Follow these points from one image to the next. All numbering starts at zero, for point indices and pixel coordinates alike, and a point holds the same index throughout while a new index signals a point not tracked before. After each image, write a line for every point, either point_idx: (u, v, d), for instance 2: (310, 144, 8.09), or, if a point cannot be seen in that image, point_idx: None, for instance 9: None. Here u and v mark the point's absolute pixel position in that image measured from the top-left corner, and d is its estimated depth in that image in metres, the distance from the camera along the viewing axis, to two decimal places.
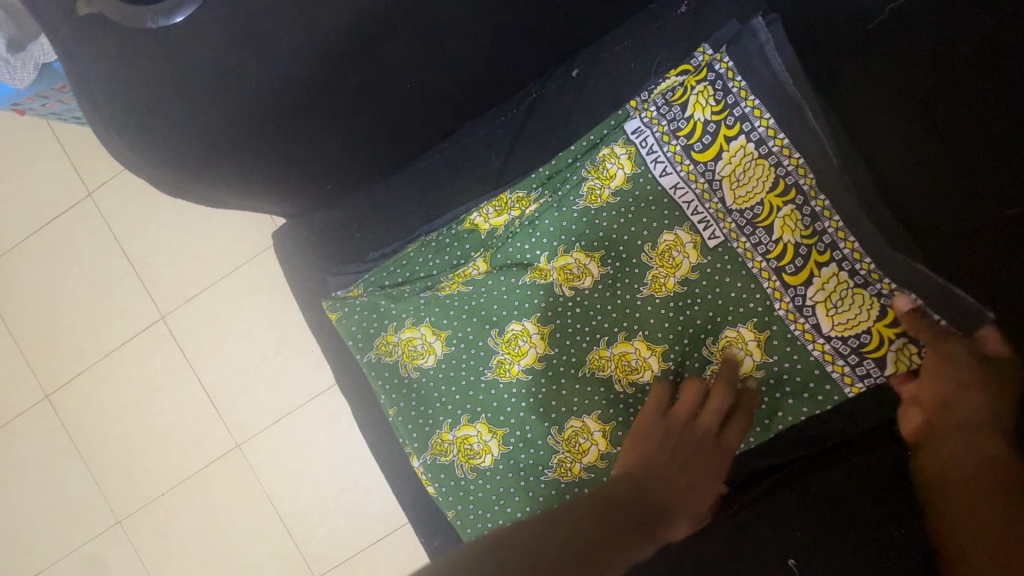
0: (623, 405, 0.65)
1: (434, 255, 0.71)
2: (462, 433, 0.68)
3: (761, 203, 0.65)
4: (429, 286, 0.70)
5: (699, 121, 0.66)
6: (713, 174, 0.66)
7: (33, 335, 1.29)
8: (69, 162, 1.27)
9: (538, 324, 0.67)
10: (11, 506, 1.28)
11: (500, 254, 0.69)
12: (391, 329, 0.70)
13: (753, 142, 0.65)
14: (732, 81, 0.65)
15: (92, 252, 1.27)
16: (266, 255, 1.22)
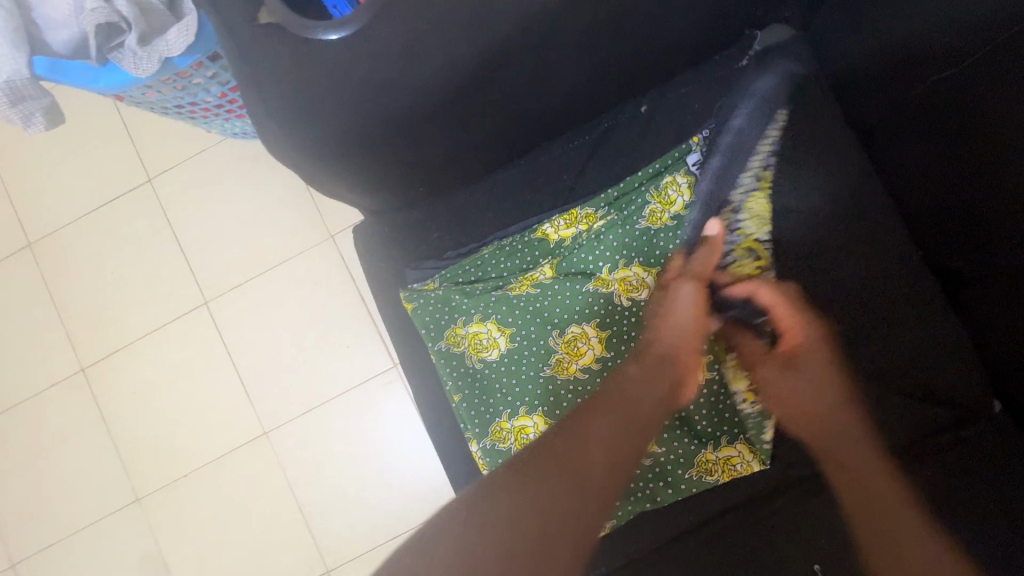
0: None
1: (506, 258, 0.78)
2: (519, 424, 0.73)
3: (766, 246, 0.76)
4: (500, 285, 0.77)
5: (746, 167, 0.74)
6: (739, 215, 0.74)
7: (76, 309, 1.33)
8: (134, 148, 1.34)
9: (597, 328, 0.73)
10: (33, 475, 1.30)
11: (566, 262, 0.76)
12: (460, 323, 0.77)
13: (780, 194, 0.76)
14: (782, 135, 0.75)
15: (144, 234, 1.33)
16: (316, 251, 1.29)
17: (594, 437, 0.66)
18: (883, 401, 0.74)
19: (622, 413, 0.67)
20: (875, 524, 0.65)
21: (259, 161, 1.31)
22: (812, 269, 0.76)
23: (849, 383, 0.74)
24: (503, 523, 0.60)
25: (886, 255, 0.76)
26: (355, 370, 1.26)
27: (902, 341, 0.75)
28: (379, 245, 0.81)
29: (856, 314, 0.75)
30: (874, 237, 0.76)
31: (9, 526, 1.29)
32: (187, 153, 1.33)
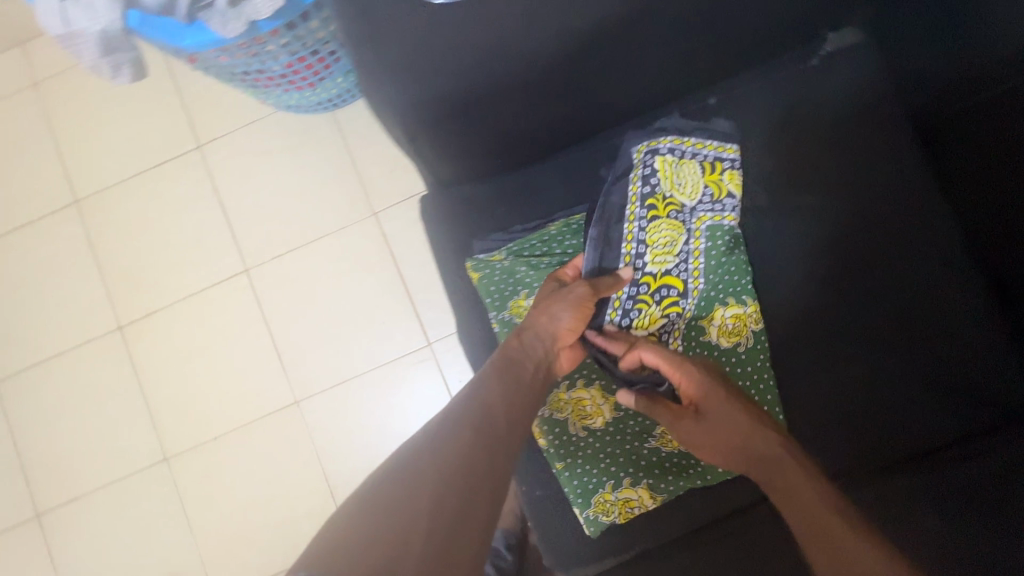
0: None
1: (571, 235, 0.81)
2: (577, 395, 0.78)
3: (678, 278, 0.79)
4: (564, 261, 0.80)
5: (634, 209, 0.77)
6: (641, 258, 0.78)
7: (118, 268, 1.35)
8: (186, 114, 1.36)
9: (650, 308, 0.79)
10: (64, 428, 1.32)
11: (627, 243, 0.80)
12: (524, 295, 0.79)
13: (684, 221, 0.79)
14: (669, 163, 0.77)
15: (189, 199, 1.35)
16: (357, 227, 1.31)
17: (492, 396, 0.66)
18: (923, 399, 0.80)
19: (515, 376, 0.69)
20: (814, 540, 0.60)
21: (308, 135, 1.34)
22: (856, 268, 0.82)
23: (879, 377, 0.81)
24: (423, 473, 0.54)
25: (942, 263, 0.80)
26: (389, 346, 1.28)
27: (949, 345, 0.80)
28: (445, 216, 0.82)
29: (894, 314, 0.81)
30: (932, 244, 0.80)
31: (36, 478, 1.31)
32: (237, 123, 1.35)
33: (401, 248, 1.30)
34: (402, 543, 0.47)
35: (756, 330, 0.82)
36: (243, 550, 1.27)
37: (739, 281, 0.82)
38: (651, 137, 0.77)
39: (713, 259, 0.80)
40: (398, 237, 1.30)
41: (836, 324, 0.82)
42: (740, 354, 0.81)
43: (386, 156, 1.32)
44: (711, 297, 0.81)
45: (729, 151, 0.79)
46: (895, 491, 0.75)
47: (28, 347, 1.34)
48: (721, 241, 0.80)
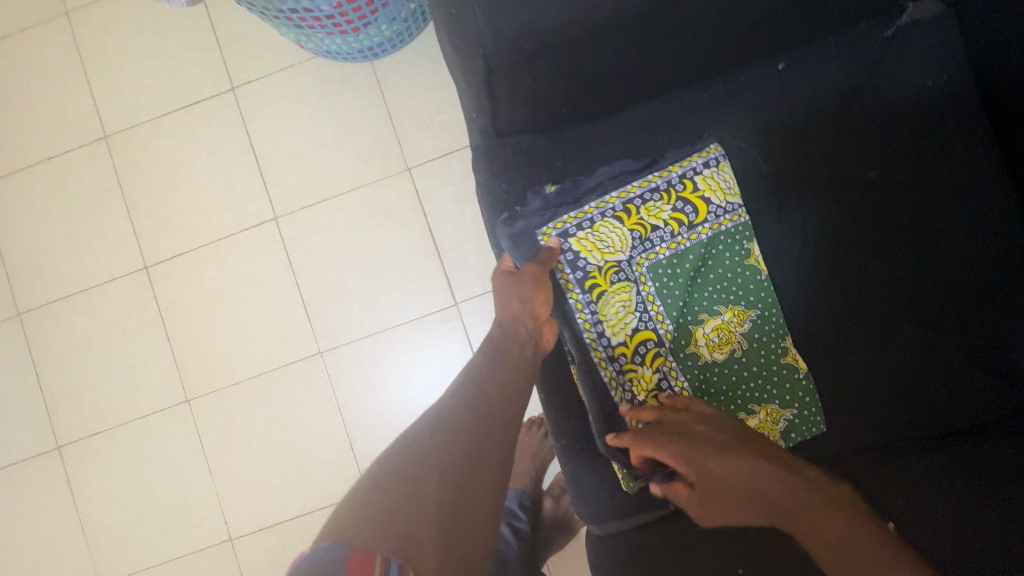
0: (754, 367, 0.79)
1: (607, 204, 0.79)
2: (626, 371, 0.79)
3: (648, 329, 0.79)
4: (599, 237, 0.79)
5: (576, 296, 0.79)
6: (606, 336, 0.79)
7: (146, 207, 1.34)
8: (222, 55, 1.34)
9: (676, 290, 0.80)
10: (87, 362, 1.32)
11: (659, 213, 0.79)
12: (566, 272, 0.79)
13: (629, 277, 0.79)
14: (585, 238, 0.79)
15: (221, 143, 1.33)
16: (390, 182, 1.30)
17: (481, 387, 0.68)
18: (962, 375, 0.77)
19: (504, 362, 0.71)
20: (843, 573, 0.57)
21: (344, 85, 1.31)
22: (920, 242, 0.79)
23: (930, 353, 0.78)
24: (427, 463, 0.56)
25: (983, 234, 0.78)
26: (415, 304, 1.28)
27: (986, 316, 0.77)
28: (502, 164, 0.80)
29: (951, 290, 0.78)
30: (972, 215, 0.78)
31: (59, 409, 1.32)
32: (273, 68, 1.33)
33: (434, 205, 1.29)
34: (416, 511, 0.50)
35: (746, 329, 0.79)
36: (259, 495, 1.28)
37: (708, 290, 0.80)
38: (555, 216, 0.79)
39: (667, 293, 0.80)
40: (431, 195, 1.29)
41: (870, 304, 0.79)
42: (741, 360, 0.79)
43: (423, 111, 1.30)
44: (686, 322, 0.80)
45: (635, 189, 0.80)
46: (921, 461, 0.73)
47: (54, 280, 1.34)
48: (666, 276, 0.79)
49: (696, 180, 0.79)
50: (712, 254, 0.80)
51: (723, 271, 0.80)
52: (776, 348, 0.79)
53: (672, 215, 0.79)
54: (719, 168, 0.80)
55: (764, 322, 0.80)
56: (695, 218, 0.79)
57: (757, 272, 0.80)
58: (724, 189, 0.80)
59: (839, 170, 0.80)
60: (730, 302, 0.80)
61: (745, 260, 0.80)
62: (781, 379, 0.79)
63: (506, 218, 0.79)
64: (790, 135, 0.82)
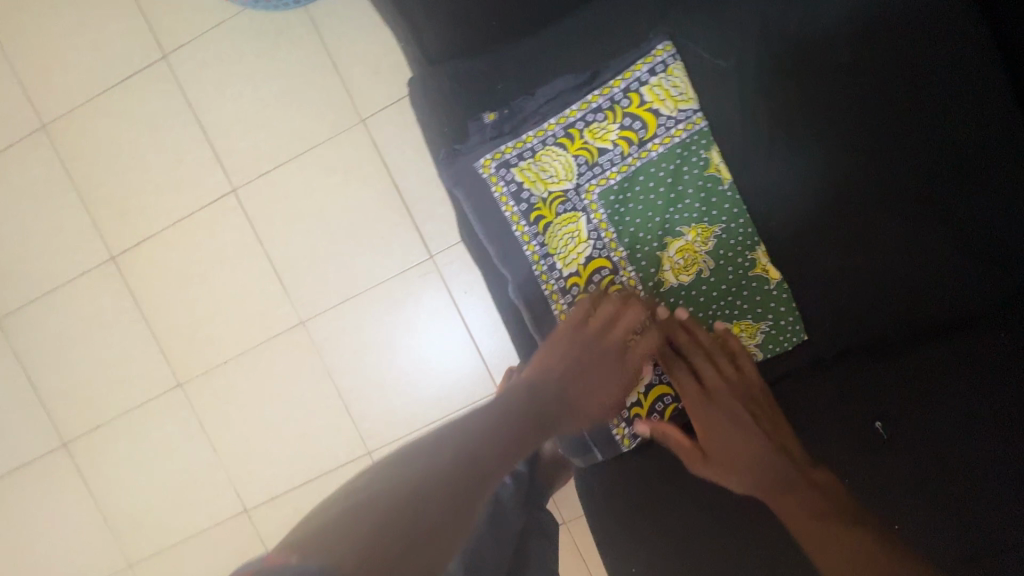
0: (721, 285, 0.77)
1: (549, 129, 0.74)
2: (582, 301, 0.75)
3: (602, 257, 0.76)
4: (543, 164, 0.74)
5: (522, 229, 0.74)
6: (556, 268, 0.75)
7: (100, 195, 1.29)
8: (146, 21, 1.25)
9: (632, 215, 0.75)
10: (73, 359, 1.32)
11: (607, 135, 0.74)
12: (509, 204, 0.73)
13: (577, 207, 0.74)
14: (528, 168, 0.74)
15: (164, 117, 1.26)
16: (344, 137, 1.23)
17: (509, 433, 0.66)
18: (959, 265, 0.70)
19: (537, 422, 0.70)
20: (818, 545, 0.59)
21: (282, 37, 1.23)
22: (906, 127, 0.70)
23: (926, 249, 0.71)
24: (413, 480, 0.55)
25: (980, 107, 0.69)
26: (390, 262, 1.24)
27: (987, 199, 0.69)
28: (436, 96, 0.73)
29: (944, 176, 0.70)
30: (965, 86, 0.69)
31: (56, 407, 1.33)
32: (204, 27, 1.24)
33: (394, 156, 1.23)
34: (412, 497, 0.53)
35: (710, 248, 0.76)
36: (265, 467, 1.30)
37: (671, 211, 0.75)
38: (494, 146, 0.73)
39: (621, 220, 0.75)
40: (390, 146, 1.23)
41: (856, 201, 0.71)
42: (708, 280, 0.77)
43: (369, 55, 1.21)
44: (646, 248, 0.76)
45: (576, 111, 0.74)
46: (918, 361, 0.72)
47: (23, 282, 1.31)
48: (619, 202, 0.75)
49: (642, 92, 0.74)
50: (669, 171, 0.75)
51: (682, 188, 0.75)
52: (742, 261, 0.76)
53: (621, 134, 0.74)
54: (668, 73, 0.74)
55: (730, 235, 0.76)
56: (645, 134, 0.74)
57: (720, 183, 0.75)
58: (674, 97, 0.75)
59: (816, 48, 0.71)
60: (692, 221, 0.75)
61: (706, 171, 0.75)
62: (751, 292, 0.77)
63: (446, 155, 0.73)
64: (755, 12, 0.72)
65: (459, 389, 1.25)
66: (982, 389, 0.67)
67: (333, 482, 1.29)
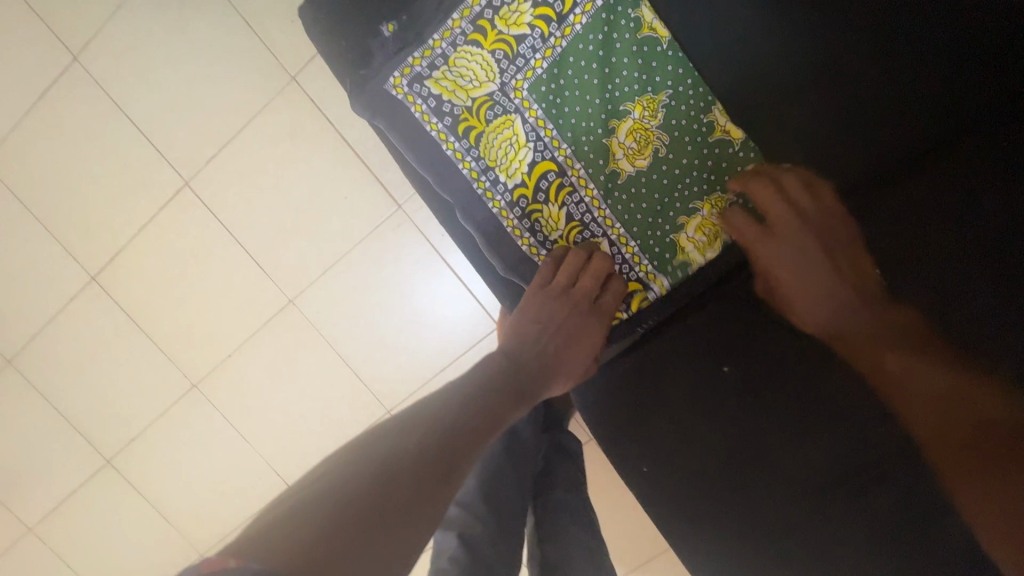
0: (682, 160, 0.71)
1: (457, 27, 0.66)
2: (534, 212, 0.71)
3: (547, 159, 0.69)
4: (458, 69, 0.67)
5: (453, 146, 0.68)
6: (499, 182, 0.70)
7: (61, 219, 1.26)
8: (45, 23, 1.16)
9: (568, 104, 0.68)
10: (90, 382, 1.35)
11: (521, 19, 0.66)
12: (433, 121, 0.68)
13: (507, 108, 0.68)
14: (444, 78, 0.67)
15: (95, 122, 1.20)
16: (280, 100, 1.16)
17: (484, 403, 0.68)
18: (951, 78, 0.62)
19: (515, 389, 0.72)
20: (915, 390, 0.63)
21: (185, 6, 1.13)
22: None
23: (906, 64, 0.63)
24: (384, 455, 0.57)
25: None
26: (360, 221, 1.20)
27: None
28: (329, 15, 0.66)
29: None
30: None
31: (89, 430, 1.38)
32: (104, 15, 1.15)
33: (335, 109, 1.15)
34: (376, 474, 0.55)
35: (660, 121, 0.69)
36: (296, 443, 1.34)
37: (610, 89, 0.68)
38: (401, 60, 0.66)
39: (557, 112, 0.69)
40: (328, 100, 1.15)
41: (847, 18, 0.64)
42: (666, 158, 0.71)
43: (280, 3, 1.12)
44: (592, 138, 0.69)
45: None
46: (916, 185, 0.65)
47: (18, 320, 1.32)
48: (551, 93, 0.68)
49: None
50: (600, 44, 0.67)
51: (618, 60, 0.68)
52: (699, 128, 0.70)
53: (537, 14, 0.66)
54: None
55: (680, 101, 0.69)
56: (563, 8, 0.66)
57: (658, 43, 0.68)
58: None
59: None
60: (634, 96, 0.69)
61: (640, 34, 0.67)
62: (715, 161, 0.71)
63: (352, 82, 0.67)
64: None
65: (459, 334, 1.24)
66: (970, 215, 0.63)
67: None
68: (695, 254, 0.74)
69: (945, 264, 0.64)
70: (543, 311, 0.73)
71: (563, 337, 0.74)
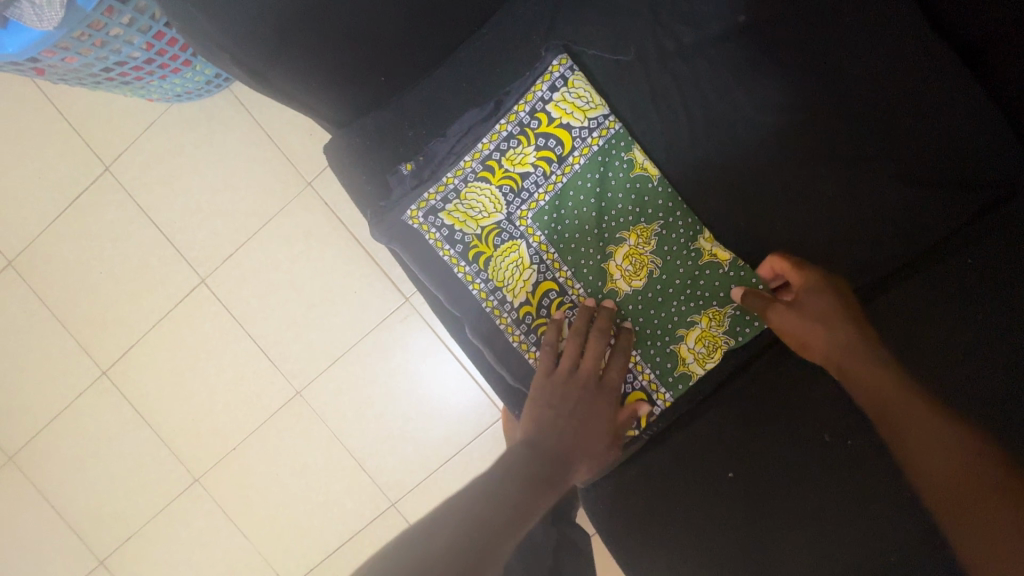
0: (677, 279, 0.75)
1: (467, 168, 0.74)
2: (539, 329, 0.74)
3: (549, 279, 0.75)
4: (468, 202, 0.74)
5: (463, 270, 0.74)
6: (506, 301, 0.75)
7: (78, 316, 1.30)
8: (82, 139, 1.26)
9: (569, 231, 0.75)
10: (90, 478, 1.33)
11: (526, 161, 0.74)
12: (446, 248, 0.74)
13: (514, 235, 0.74)
14: (456, 209, 0.74)
15: (119, 227, 1.28)
16: (296, 204, 1.24)
17: (517, 494, 0.56)
18: (917, 201, 0.72)
19: (543, 477, 0.60)
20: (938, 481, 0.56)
21: (212, 122, 1.24)
22: (807, 91, 0.72)
23: (872, 189, 0.73)
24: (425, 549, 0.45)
25: (912, 47, 0.71)
26: (368, 314, 1.25)
27: (932, 136, 0.71)
28: (352, 156, 0.74)
29: (885, 113, 0.72)
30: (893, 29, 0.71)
31: (85, 529, 1.34)
32: (136, 133, 1.25)
33: (347, 211, 1.23)
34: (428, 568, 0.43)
35: (655, 247, 0.75)
36: (298, 539, 1.30)
37: (606, 219, 0.75)
38: (417, 195, 0.74)
39: (559, 238, 0.75)
40: (341, 203, 1.23)
41: (852, 136, 0.72)
42: (661, 279, 0.75)
43: (300, 119, 1.22)
44: (592, 261, 0.75)
45: (489, 143, 0.74)
46: (925, 279, 0.72)
47: (25, 416, 1.33)
48: (553, 221, 0.75)
49: (548, 110, 0.73)
50: (596, 180, 0.74)
51: (614, 193, 0.74)
52: (691, 253, 0.75)
53: (539, 155, 0.74)
54: (569, 86, 0.73)
55: (676, 227, 0.74)
56: (562, 151, 0.74)
57: (649, 180, 0.74)
58: (581, 108, 0.73)
59: (709, 16, 0.73)
60: (631, 224, 0.74)
61: (633, 173, 0.74)
62: (709, 280, 0.75)
63: (371, 214, 0.74)
64: None
65: (464, 423, 1.25)
66: (969, 319, 0.70)
67: (365, 540, 1.29)
68: (695, 366, 0.76)
69: (950, 359, 0.70)
70: (556, 392, 0.68)
71: (583, 416, 0.67)
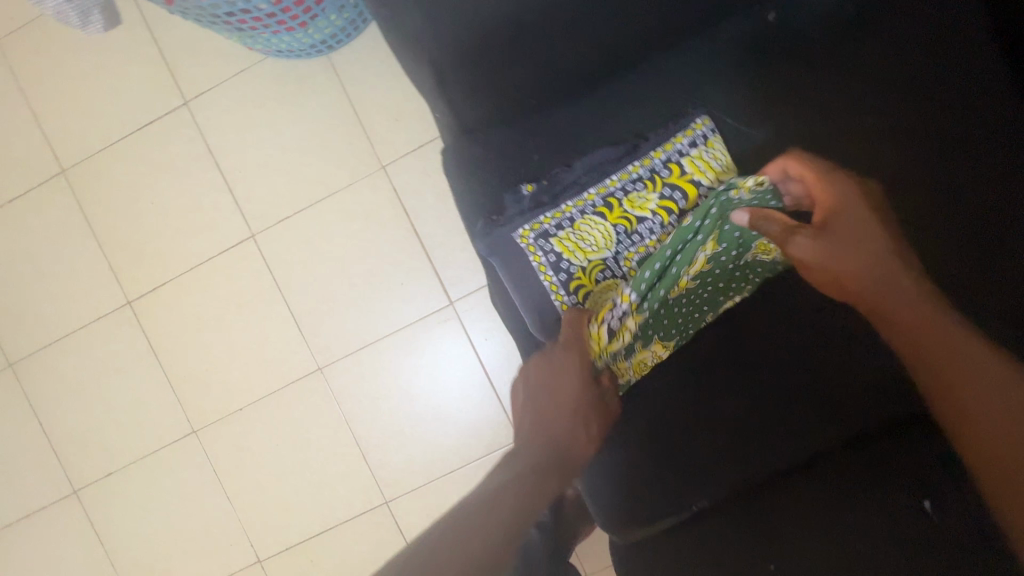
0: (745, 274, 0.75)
1: (589, 201, 0.74)
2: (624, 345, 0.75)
3: None
4: (582, 231, 0.74)
5: (561, 299, 0.74)
6: None
7: (117, 241, 1.28)
8: (167, 68, 1.25)
9: None
10: (86, 404, 1.30)
11: (647, 206, 0.74)
12: (548, 272, 0.74)
13: (616, 274, 0.74)
14: (568, 238, 0.74)
15: (182, 163, 1.26)
16: (364, 183, 1.23)
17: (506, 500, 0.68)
18: None
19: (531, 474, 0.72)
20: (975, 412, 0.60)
21: (303, 84, 1.23)
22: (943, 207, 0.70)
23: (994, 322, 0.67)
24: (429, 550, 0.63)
25: None
26: (410, 308, 1.23)
27: None
28: (477, 165, 0.75)
29: None
30: None
31: (67, 454, 1.30)
32: (224, 75, 1.24)
33: (414, 203, 1.22)
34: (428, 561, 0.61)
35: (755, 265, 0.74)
36: (279, 515, 1.27)
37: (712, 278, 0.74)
38: (533, 217, 0.74)
39: None
40: (411, 193, 1.22)
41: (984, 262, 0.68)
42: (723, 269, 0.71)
43: (391, 102, 1.22)
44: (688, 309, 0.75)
45: (616, 181, 0.74)
46: None
47: (39, 326, 1.30)
48: None
49: (683, 163, 0.74)
50: None
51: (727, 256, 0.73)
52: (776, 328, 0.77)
53: (661, 204, 0.74)
54: (708, 146, 0.74)
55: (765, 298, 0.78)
56: (686, 205, 0.74)
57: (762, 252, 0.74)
58: (715, 169, 0.74)
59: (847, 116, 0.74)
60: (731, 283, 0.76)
61: None
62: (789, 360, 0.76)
63: (482, 226, 0.74)
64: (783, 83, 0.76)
65: (477, 438, 1.23)
66: None
67: (347, 532, 1.26)
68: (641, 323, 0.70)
69: None
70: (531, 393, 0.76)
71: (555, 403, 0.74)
